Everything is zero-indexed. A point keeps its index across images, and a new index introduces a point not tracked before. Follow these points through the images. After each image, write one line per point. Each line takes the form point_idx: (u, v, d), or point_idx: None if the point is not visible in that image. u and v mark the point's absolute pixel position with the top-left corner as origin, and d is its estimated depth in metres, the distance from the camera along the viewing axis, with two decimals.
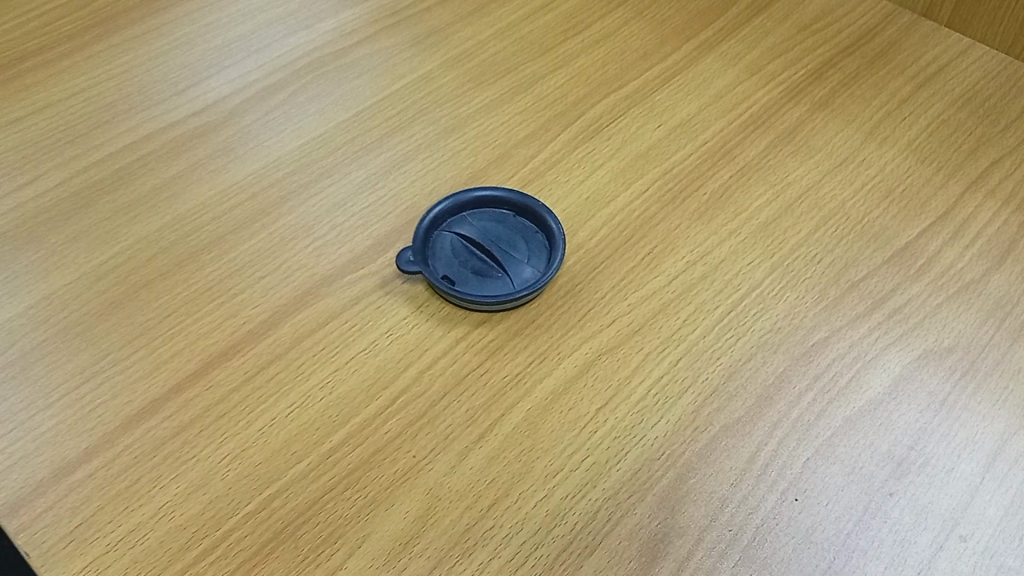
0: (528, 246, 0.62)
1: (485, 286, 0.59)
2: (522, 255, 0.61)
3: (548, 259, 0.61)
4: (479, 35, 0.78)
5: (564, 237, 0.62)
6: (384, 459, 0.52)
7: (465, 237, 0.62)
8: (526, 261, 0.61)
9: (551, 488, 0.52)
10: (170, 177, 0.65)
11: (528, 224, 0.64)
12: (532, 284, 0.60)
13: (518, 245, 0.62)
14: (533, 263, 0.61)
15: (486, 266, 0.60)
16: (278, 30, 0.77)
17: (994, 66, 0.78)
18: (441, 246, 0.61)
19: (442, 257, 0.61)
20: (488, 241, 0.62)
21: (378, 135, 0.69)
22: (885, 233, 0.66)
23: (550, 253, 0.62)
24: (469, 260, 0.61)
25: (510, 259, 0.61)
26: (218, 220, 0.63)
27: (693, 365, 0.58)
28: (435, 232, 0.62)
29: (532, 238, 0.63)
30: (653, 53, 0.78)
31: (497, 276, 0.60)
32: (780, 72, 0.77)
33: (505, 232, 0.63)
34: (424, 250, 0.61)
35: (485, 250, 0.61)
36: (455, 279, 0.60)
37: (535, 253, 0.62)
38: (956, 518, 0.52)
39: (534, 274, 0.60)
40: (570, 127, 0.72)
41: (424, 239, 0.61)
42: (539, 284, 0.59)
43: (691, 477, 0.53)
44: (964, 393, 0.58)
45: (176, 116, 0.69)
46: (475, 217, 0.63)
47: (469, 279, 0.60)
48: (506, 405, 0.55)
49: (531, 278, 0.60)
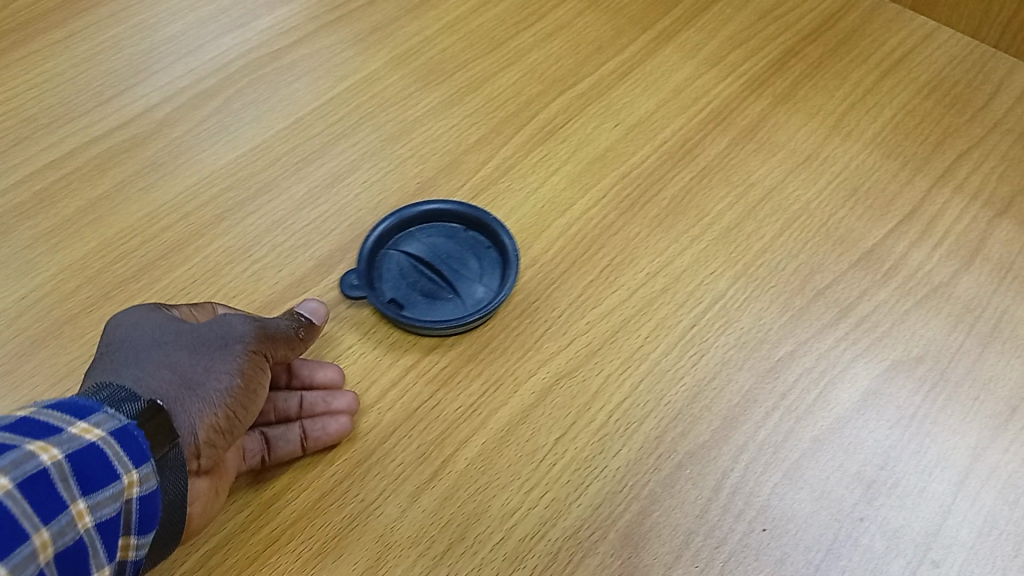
0: (480, 262, 0.59)
1: (435, 309, 0.57)
2: (474, 273, 0.58)
3: (502, 276, 0.58)
4: (426, 30, 0.74)
5: (517, 251, 0.59)
6: (330, 506, 0.50)
7: (414, 257, 0.59)
8: (478, 279, 0.58)
9: (508, 529, 0.49)
10: (96, 199, 0.61)
11: (481, 238, 0.61)
12: (484, 304, 0.57)
13: (470, 262, 0.59)
14: (487, 281, 0.58)
15: (436, 287, 0.58)
16: (211, 30, 0.72)
17: (960, 51, 0.76)
18: (388, 267, 0.59)
19: (390, 279, 0.58)
20: (438, 259, 0.59)
21: (319, 145, 0.65)
22: (851, 235, 0.64)
23: (503, 270, 0.59)
24: (418, 281, 0.58)
25: (461, 279, 0.58)
26: (148, 245, 0.59)
27: (655, 386, 0.55)
28: (382, 251, 0.59)
29: (484, 253, 0.60)
30: (608, 45, 0.74)
31: (448, 298, 0.57)
32: (741, 63, 0.74)
33: (456, 249, 0.60)
34: (370, 273, 0.58)
35: (435, 270, 0.58)
36: (404, 302, 0.57)
37: (488, 270, 0.59)
38: (928, 542, 0.51)
39: (487, 294, 0.57)
40: (523, 129, 0.68)
41: (369, 261, 0.58)
42: (492, 307, 0.56)
43: (654, 509, 0.51)
44: (935, 406, 0.56)
45: (101, 129, 0.65)
46: (424, 234, 0.60)
47: (419, 303, 0.57)
48: (460, 439, 0.52)
49: (484, 298, 0.57)
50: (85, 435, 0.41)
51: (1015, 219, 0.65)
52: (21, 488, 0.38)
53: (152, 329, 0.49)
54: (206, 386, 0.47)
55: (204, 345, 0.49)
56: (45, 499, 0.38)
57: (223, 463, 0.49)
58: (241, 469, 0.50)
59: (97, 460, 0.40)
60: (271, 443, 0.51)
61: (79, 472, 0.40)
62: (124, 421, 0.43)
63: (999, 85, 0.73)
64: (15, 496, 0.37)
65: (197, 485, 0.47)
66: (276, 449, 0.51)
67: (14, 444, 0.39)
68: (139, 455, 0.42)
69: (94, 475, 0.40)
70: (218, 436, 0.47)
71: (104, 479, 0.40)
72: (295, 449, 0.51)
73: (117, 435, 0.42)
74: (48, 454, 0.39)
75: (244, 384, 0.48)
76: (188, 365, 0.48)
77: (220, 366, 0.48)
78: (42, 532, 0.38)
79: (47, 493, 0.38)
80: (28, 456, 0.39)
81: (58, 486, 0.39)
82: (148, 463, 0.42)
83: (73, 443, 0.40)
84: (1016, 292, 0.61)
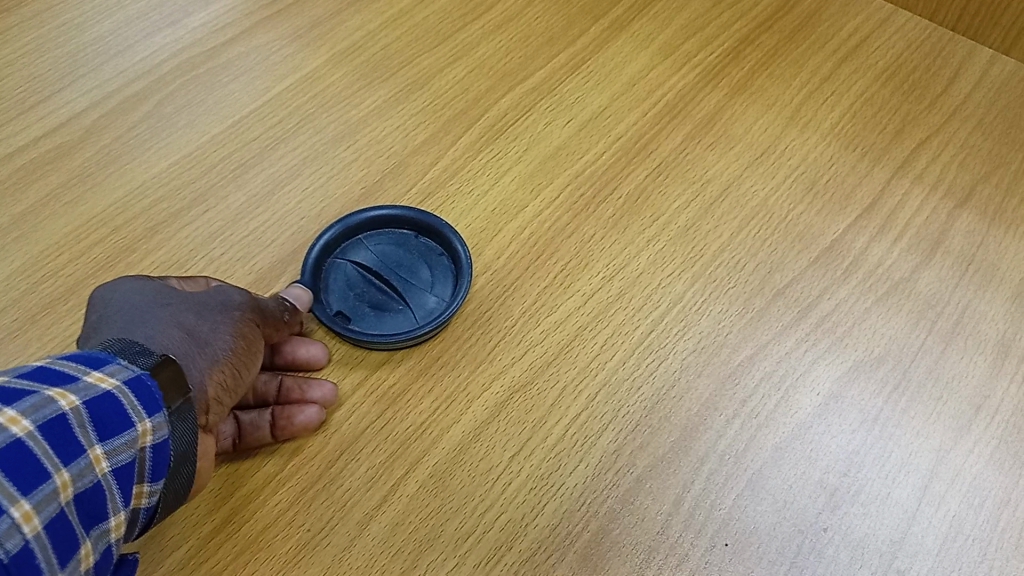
0: (432, 271, 0.57)
1: (384, 322, 0.55)
2: (424, 283, 0.56)
3: (454, 284, 0.56)
4: (369, 24, 0.71)
5: (469, 259, 0.57)
6: (274, 538, 0.47)
7: (361, 266, 0.57)
8: (430, 289, 0.56)
9: (462, 555, 0.47)
10: (20, 214, 0.58)
11: (432, 246, 0.59)
12: (435, 315, 0.55)
13: (420, 271, 0.57)
14: (438, 290, 0.56)
15: (385, 298, 0.56)
16: (141, 29, 0.68)
17: (916, 35, 0.74)
18: (334, 277, 0.57)
19: (337, 290, 0.56)
20: (387, 268, 0.57)
21: (258, 150, 0.62)
22: (810, 231, 0.62)
23: (456, 278, 0.57)
24: (365, 293, 0.56)
25: (411, 289, 0.56)
26: (77, 262, 0.56)
27: (613, 398, 0.54)
28: (328, 261, 0.57)
29: (435, 261, 0.58)
30: (559, 36, 0.72)
31: (398, 310, 0.55)
32: (696, 53, 0.72)
33: (406, 257, 0.58)
34: (315, 285, 0.56)
35: (384, 281, 0.56)
36: (351, 316, 0.55)
37: (439, 279, 0.57)
38: (893, 551, 0.50)
39: (439, 304, 0.56)
40: (472, 128, 0.66)
41: (314, 272, 0.56)
42: (443, 319, 0.54)
43: (613, 528, 0.49)
44: (897, 407, 0.55)
45: (24, 139, 0.61)
46: (372, 242, 0.58)
47: (367, 315, 0.55)
48: (411, 460, 0.50)
49: (435, 309, 0.55)
50: (101, 383, 0.39)
51: (975, 210, 0.64)
52: (40, 430, 0.36)
53: (149, 293, 0.47)
54: (214, 345, 0.46)
55: (204, 309, 0.48)
56: (63, 442, 0.37)
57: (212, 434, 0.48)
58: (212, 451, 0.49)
59: (114, 407, 0.39)
60: (242, 429, 0.50)
61: (96, 418, 0.38)
62: (138, 371, 0.41)
63: (957, 70, 0.72)
64: (35, 437, 0.36)
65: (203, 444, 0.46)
66: (247, 435, 0.50)
67: (31, 389, 0.37)
68: (153, 403, 0.40)
69: (111, 421, 0.39)
70: (224, 394, 0.46)
71: (121, 426, 0.39)
72: (265, 437, 0.50)
73: (133, 384, 0.40)
74: (67, 400, 0.38)
75: (245, 348, 0.48)
76: (193, 326, 0.46)
77: (223, 329, 0.47)
78: (62, 473, 0.36)
79: (66, 436, 0.37)
80: (47, 400, 0.37)
81: (76, 431, 0.37)
82: (161, 413, 0.41)
83: (90, 390, 0.39)
84: (978, 285, 0.60)
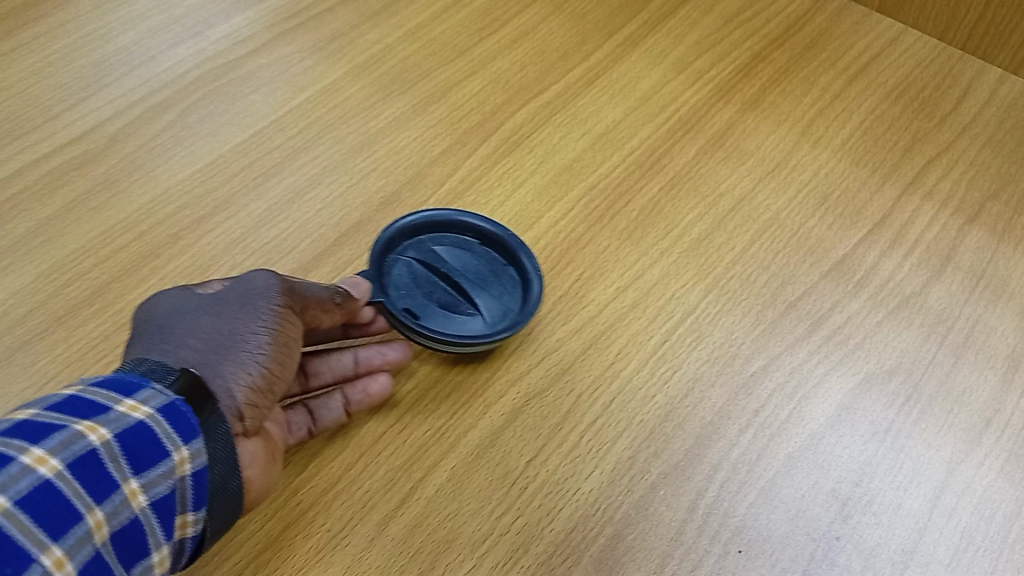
0: (498, 280, 0.58)
1: (451, 323, 0.55)
2: (493, 290, 0.57)
3: (522, 295, 0.57)
4: (387, 38, 0.72)
5: (540, 273, 0.58)
6: (295, 537, 0.48)
7: (429, 267, 0.57)
8: (496, 298, 0.57)
9: (479, 557, 0.48)
10: (46, 219, 0.59)
11: (497, 255, 0.59)
12: (507, 322, 0.55)
13: (488, 280, 0.57)
14: (506, 299, 0.57)
15: (452, 301, 0.56)
16: (165, 40, 0.69)
17: (926, 54, 0.75)
18: (400, 274, 0.57)
19: (404, 286, 0.56)
20: (456, 272, 0.57)
21: (278, 159, 0.63)
22: (822, 245, 0.63)
23: (523, 291, 0.57)
24: (433, 293, 0.56)
25: (480, 294, 0.56)
26: (101, 267, 0.57)
27: (628, 405, 0.54)
28: (393, 258, 0.57)
29: (501, 271, 0.58)
30: (574, 52, 0.73)
31: (465, 314, 0.55)
32: (708, 69, 0.73)
33: (475, 264, 0.58)
34: (382, 278, 0.56)
35: (451, 284, 0.57)
36: (419, 314, 0.55)
37: (507, 288, 0.57)
38: (905, 560, 0.50)
39: (507, 313, 0.56)
40: (488, 140, 0.67)
41: (380, 265, 0.56)
42: (518, 326, 0.54)
43: (628, 533, 0.50)
44: (909, 419, 0.55)
45: (51, 145, 0.62)
46: (438, 244, 0.59)
47: (435, 315, 0.55)
48: (429, 464, 0.51)
49: (505, 317, 0.56)
50: (132, 414, 0.41)
51: (985, 227, 0.65)
52: (70, 468, 0.38)
53: (180, 305, 0.49)
54: (238, 352, 0.47)
55: (229, 313, 0.48)
56: (96, 481, 0.39)
57: (267, 435, 0.49)
58: (289, 442, 0.51)
59: (145, 438, 0.41)
60: (314, 414, 0.52)
61: (128, 452, 0.40)
62: (170, 396, 0.43)
63: (966, 88, 0.73)
64: (65, 476, 0.38)
65: (248, 451, 0.47)
66: (321, 418, 0.52)
67: (62, 426, 0.39)
68: (187, 430, 0.42)
69: (144, 454, 0.40)
70: (258, 396, 0.47)
71: (155, 458, 0.40)
72: (340, 416, 0.52)
73: (165, 412, 0.42)
74: (96, 435, 0.39)
75: (276, 341, 0.48)
76: (216, 333, 0.47)
77: (250, 328, 0.48)
78: (95, 513, 0.38)
79: (99, 474, 0.39)
80: (77, 435, 0.39)
81: (109, 466, 0.39)
82: (198, 439, 0.42)
83: (121, 423, 0.41)
84: (987, 300, 0.61)
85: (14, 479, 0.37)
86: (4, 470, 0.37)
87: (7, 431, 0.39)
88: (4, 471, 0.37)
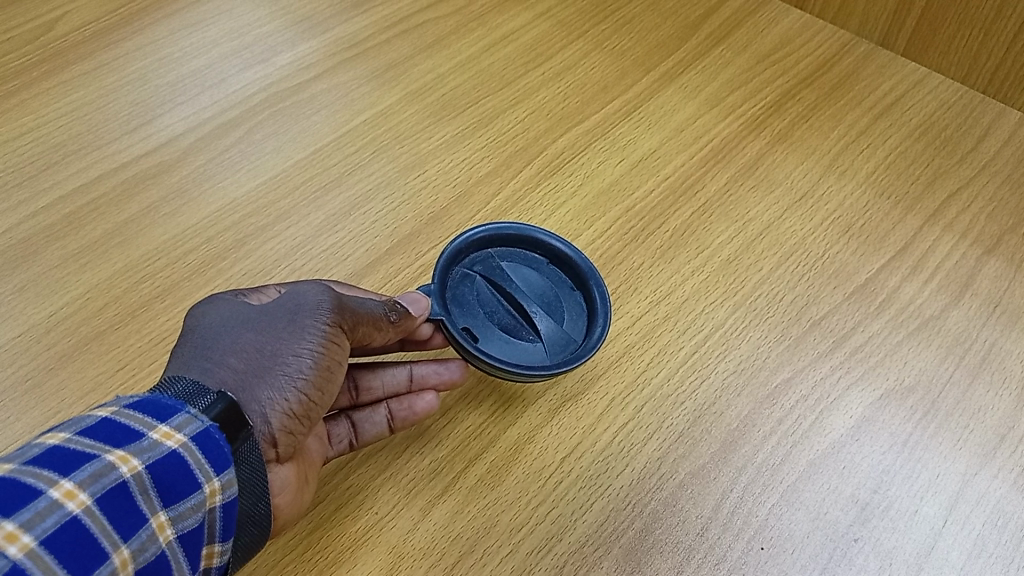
0: (563, 307, 0.60)
1: (510, 347, 0.57)
2: (557, 317, 0.59)
3: (586, 325, 0.59)
4: (439, 68, 0.77)
5: (608, 303, 0.60)
6: (345, 517, 0.52)
7: (495, 286, 0.59)
8: (560, 324, 0.59)
9: (516, 543, 0.52)
10: (121, 222, 0.64)
11: (566, 279, 0.62)
12: (567, 353, 0.57)
13: (555, 304, 0.60)
14: (570, 327, 0.59)
15: (514, 324, 0.58)
16: (234, 64, 0.74)
17: (949, 96, 0.79)
18: (464, 291, 0.59)
19: (467, 306, 0.58)
20: (521, 294, 0.59)
21: (336, 175, 0.68)
22: (846, 269, 0.67)
23: (588, 320, 0.59)
24: (496, 314, 0.58)
25: (544, 320, 0.58)
26: (172, 266, 0.62)
27: (658, 409, 0.58)
28: (458, 274, 0.60)
29: (568, 296, 0.61)
30: (614, 85, 0.78)
31: (525, 337, 0.58)
32: (740, 104, 0.77)
33: (543, 284, 0.61)
34: (445, 294, 0.58)
35: (515, 307, 0.59)
36: (481, 334, 0.57)
37: (571, 316, 0.60)
38: (919, 563, 0.53)
39: (568, 341, 0.58)
40: (532, 163, 0.71)
41: (445, 279, 0.59)
42: (576, 361, 0.54)
43: (657, 527, 0.53)
44: (926, 433, 0.58)
45: (128, 156, 0.68)
46: (505, 264, 0.61)
47: (496, 337, 0.57)
48: (470, 456, 0.55)
49: (567, 344, 0.58)
50: (167, 442, 0.42)
51: (1002, 257, 0.68)
52: (98, 503, 0.38)
53: (227, 315, 0.49)
54: (280, 375, 0.47)
55: (275, 329, 0.49)
56: (125, 515, 0.39)
57: (303, 456, 0.51)
58: (329, 454, 0.54)
59: (177, 469, 0.41)
60: (357, 427, 0.55)
61: (158, 483, 0.40)
62: (205, 423, 0.43)
63: (987, 129, 0.76)
64: (93, 512, 0.38)
65: (280, 478, 0.49)
66: (363, 432, 0.55)
67: (93, 455, 0.39)
68: (220, 460, 0.43)
69: (175, 486, 0.41)
70: (294, 423, 0.47)
71: (185, 491, 0.41)
72: (381, 430, 0.55)
73: (199, 440, 0.42)
74: (128, 465, 0.40)
75: (318, 366, 0.48)
76: (258, 351, 0.47)
77: (294, 349, 0.48)
78: (122, 551, 0.38)
79: (129, 508, 0.39)
80: (109, 467, 0.39)
81: (139, 499, 0.40)
82: (230, 469, 0.43)
83: (154, 453, 0.41)
84: (1003, 325, 0.64)
85: (42, 515, 0.36)
86: (31, 506, 0.36)
87: (38, 458, 0.39)
88: (31, 507, 0.36)
